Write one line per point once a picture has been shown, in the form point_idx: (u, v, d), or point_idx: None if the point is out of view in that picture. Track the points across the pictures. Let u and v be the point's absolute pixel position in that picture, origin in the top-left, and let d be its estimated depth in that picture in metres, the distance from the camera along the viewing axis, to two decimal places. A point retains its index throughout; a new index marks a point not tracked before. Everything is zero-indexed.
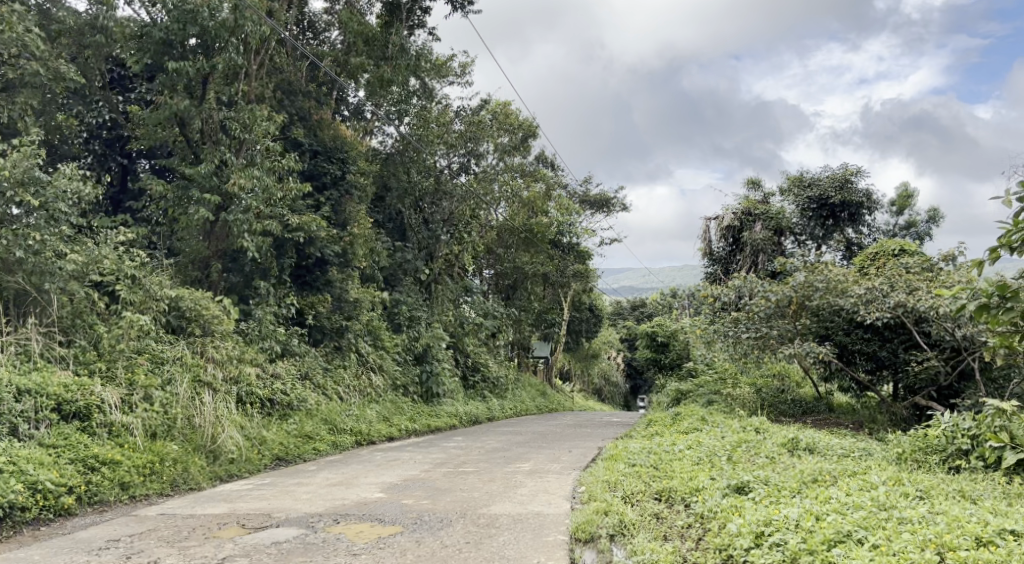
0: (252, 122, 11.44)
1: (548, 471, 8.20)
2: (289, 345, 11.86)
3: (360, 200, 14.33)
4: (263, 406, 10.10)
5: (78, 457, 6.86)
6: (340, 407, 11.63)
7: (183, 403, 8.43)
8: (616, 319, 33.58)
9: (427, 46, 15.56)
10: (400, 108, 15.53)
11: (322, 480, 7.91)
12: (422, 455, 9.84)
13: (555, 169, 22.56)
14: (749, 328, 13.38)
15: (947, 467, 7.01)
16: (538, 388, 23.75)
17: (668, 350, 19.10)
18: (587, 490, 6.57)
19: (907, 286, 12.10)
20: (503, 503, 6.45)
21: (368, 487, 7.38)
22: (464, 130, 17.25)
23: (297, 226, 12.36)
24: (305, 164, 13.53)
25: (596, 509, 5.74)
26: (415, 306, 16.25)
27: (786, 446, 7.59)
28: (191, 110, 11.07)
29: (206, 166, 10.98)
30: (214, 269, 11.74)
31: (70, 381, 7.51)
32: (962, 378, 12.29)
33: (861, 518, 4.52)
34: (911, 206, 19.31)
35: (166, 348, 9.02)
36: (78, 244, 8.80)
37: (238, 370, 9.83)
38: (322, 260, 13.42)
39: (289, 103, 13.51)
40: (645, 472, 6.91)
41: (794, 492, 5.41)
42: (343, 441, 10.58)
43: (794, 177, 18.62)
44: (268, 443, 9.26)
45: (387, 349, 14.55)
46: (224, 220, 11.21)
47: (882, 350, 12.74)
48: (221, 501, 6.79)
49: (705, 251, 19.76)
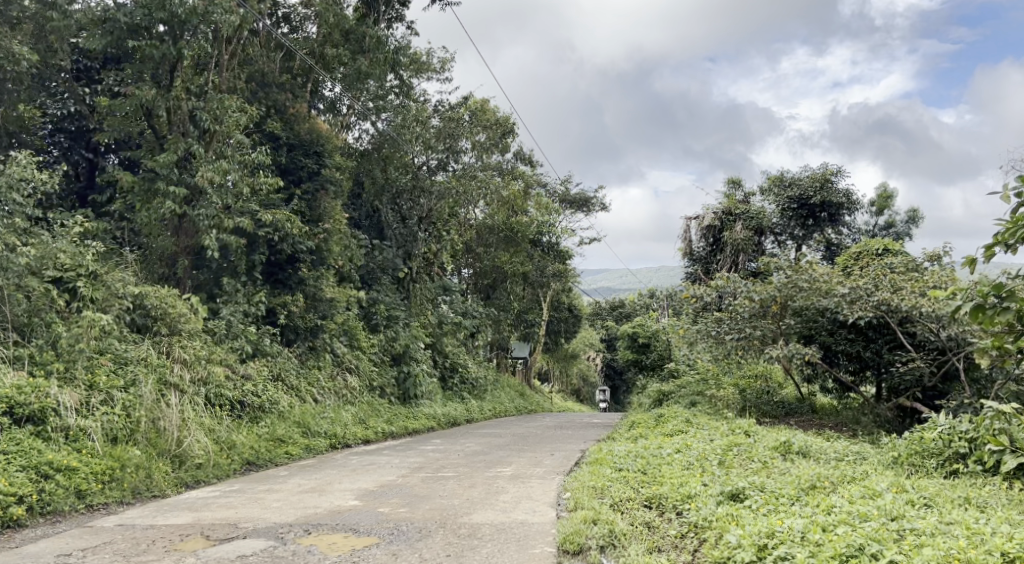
0: (223, 113, 11.00)
1: (530, 476, 7.88)
2: (261, 345, 11.46)
3: (336, 196, 13.83)
4: (232, 408, 9.69)
5: (31, 465, 6.41)
6: (314, 410, 11.24)
7: (148, 405, 8.00)
8: (596, 319, 33.36)
9: (405, 40, 15.23)
10: (378, 104, 14.95)
11: (294, 486, 7.55)
12: (400, 459, 9.51)
13: (534, 167, 22.28)
14: (733, 330, 13.15)
15: (944, 471, 6.80)
16: (517, 389, 23.48)
17: (650, 350, 18.80)
18: (572, 497, 6.28)
19: (892, 284, 11.95)
20: (485, 511, 6.13)
21: (341, 494, 7.03)
22: (442, 126, 16.68)
23: (268, 222, 11.96)
24: (279, 157, 13.12)
25: (583, 517, 5.43)
26: (392, 305, 15.87)
27: (778, 449, 7.35)
28: (158, 100, 10.65)
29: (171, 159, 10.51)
30: (182, 265, 11.29)
31: (24, 383, 7.06)
32: (947, 379, 12.18)
33: (872, 530, 4.25)
34: (890, 207, 19.26)
35: (129, 348, 8.61)
36: (34, 238, 8.34)
37: (207, 371, 9.42)
38: (296, 258, 13.01)
39: (262, 94, 13.12)
40: (633, 478, 6.63)
41: (792, 500, 5.15)
42: (317, 445, 10.20)
43: (774, 177, 18.51)
44: (238, 447, 8.86)
45: (363, 349, 14.18)
46: (193, 214, 10.78)
47: (867, 350, 12.63)
48: (186, 510, 6.41)
49: (686, 250, 19.54)
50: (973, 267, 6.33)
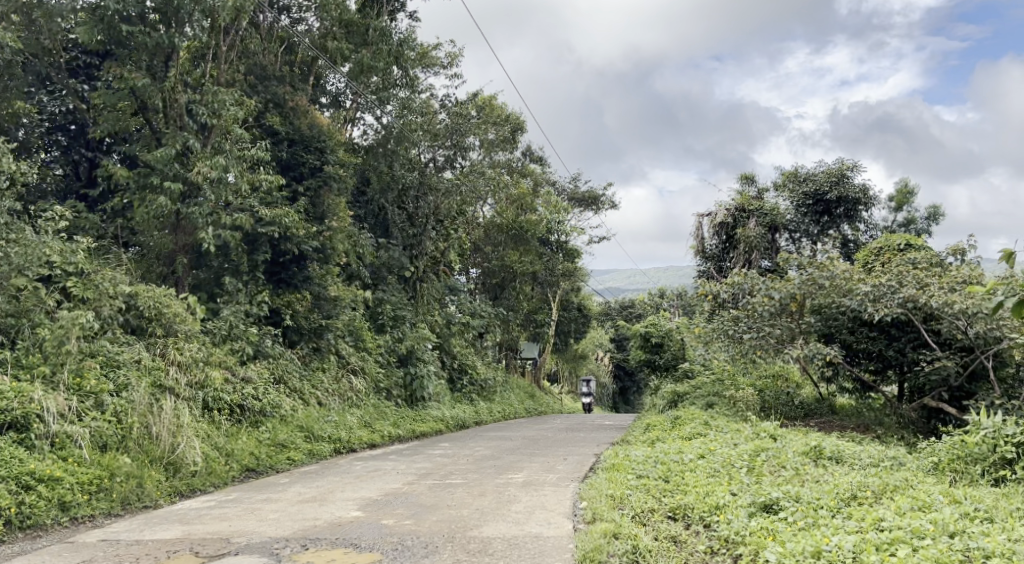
0: (221, 107, 10.69)
1: (543, 482, 7.46)
2: (261, 347, 11.08)
3: (340, 193, 13.52)
4: (232, 413, 9.30)
5: (12, 474, 6.05)
6: (318, 413, 10.83)
7: (140, 410, 7.61)
8: (605, 319, 32.88)
9: (410, 33, 14.84)
10: (381, 96, 14.56)
11: (294, 495, 7.15)
12: (406, 465, 9.10)
13: (543, 164, 21.87)
14: (751, 329, 12.67)
15: (990, 478, 6.37)
16: (527, 390, 23.06)
17: (663, 350, 18.29)
18: (589, 507, 5.84)
19: (917, 281, 11.48)
20: (496, 523, 5.71)
21: (343, 503, 6.62)
22: (448, 122, 16.30)
23: (271, 220, 11.58)
24: (281, 153, 12.75)
25: (604, 531, 5.00)
26: (399, 305, 15.50)
27: (809, 454, 6.91)
28: (153, 92, 10.30)
29: (165, 152, 10.14)
30: (180, 264, 10.95)
31: (5, 388, 6.68)
32: (974, 378, 11.67)
33: (934, 552, 3.83)
34: (910, 203, 18.75)
35: (121, 350, 8.27)
36: (19, 234, 7.96)
37: (204, 374, 9.06)
38: (299, 256, 12.66)
39: (261, 87, 12.72)
40: (654, 486, 6.18)
41: (833, 513, 4.73)
42: (320, 450, 9.80)
43: (788, 172, 18.10)
44: (236, 454, 8.47)
45: (369, 350, 13.81)
46: (189, 211, 10.41)
47: (889, 349, 12.15)
48: (176, 523, 6.02)
49: (698, 249, 19.05)
50: (1013, 261, 5.92)
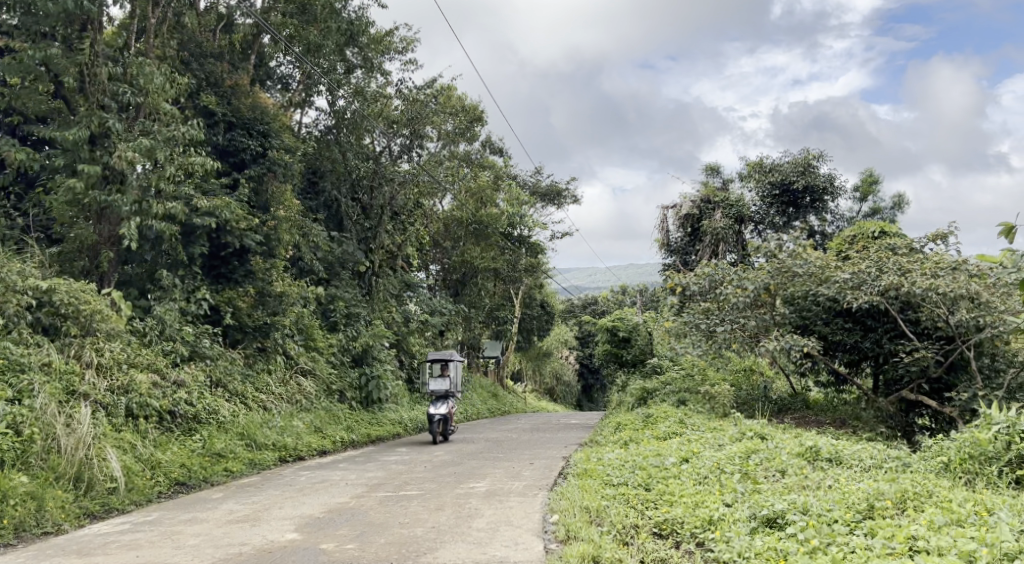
0: (147, 83, 9.68)
1: (508, 493, 6.66)
2: (197, 347, 10.08)
3: (285, 179, 12.54)
4: (161, 420, 8.35)
5: None
6: (261, 419, 9.86)
7: (46, 420, 6.71)
8: (568, 316, 32.11)
9: (363, 10, 13.93)
10: (332, 80, 13.67)
11: (225, 514, 6.25)
12: (356, 475, 8.20)
13: (503, 156, 21.05)
14: (723, 322, 12.03)
15: (1007, 479, 5.89)
16: (489, 390, 22.17)
17: (631, 346, 17.54)
18: (562, 523, 5.08)
19: (897, 268, 10.96)
20: (455, 545, 4.91)
21: (279, 524, 5.77)
22: (405, 108, 15.47)
23: (207, 210, 10.64)
24: (216, 137, 11.74)
25: (580, 554, 4.21)
26: (353, 301, 14.54)
27: (804, 456, 6.26)
28: (67, 67, 9.29)
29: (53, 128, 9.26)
30: (105, 259, 9.81)
31: None
32: (953, 370, 11.09)
33: None
34: (875, 192, 18.38)
35: (28, 352, 7.37)
36: None
37: (129, 378, 8.13)
38: (241, 250, 11.74)
39: (196, 65, 11.75)
40: (635, 496, 5.42)
41: (855, 532, 4.06)
42: (262, 460, 8.88)
43: (753, 163, 17.56)
44: (163, 466, 7.54)
45: (321, 350, 12.90)
46: (114, 197, 9.31)
47: (865, 340, 11.55)
48: (74, 554, 5.13)
49: (662, 241, 18.21)
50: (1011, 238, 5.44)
